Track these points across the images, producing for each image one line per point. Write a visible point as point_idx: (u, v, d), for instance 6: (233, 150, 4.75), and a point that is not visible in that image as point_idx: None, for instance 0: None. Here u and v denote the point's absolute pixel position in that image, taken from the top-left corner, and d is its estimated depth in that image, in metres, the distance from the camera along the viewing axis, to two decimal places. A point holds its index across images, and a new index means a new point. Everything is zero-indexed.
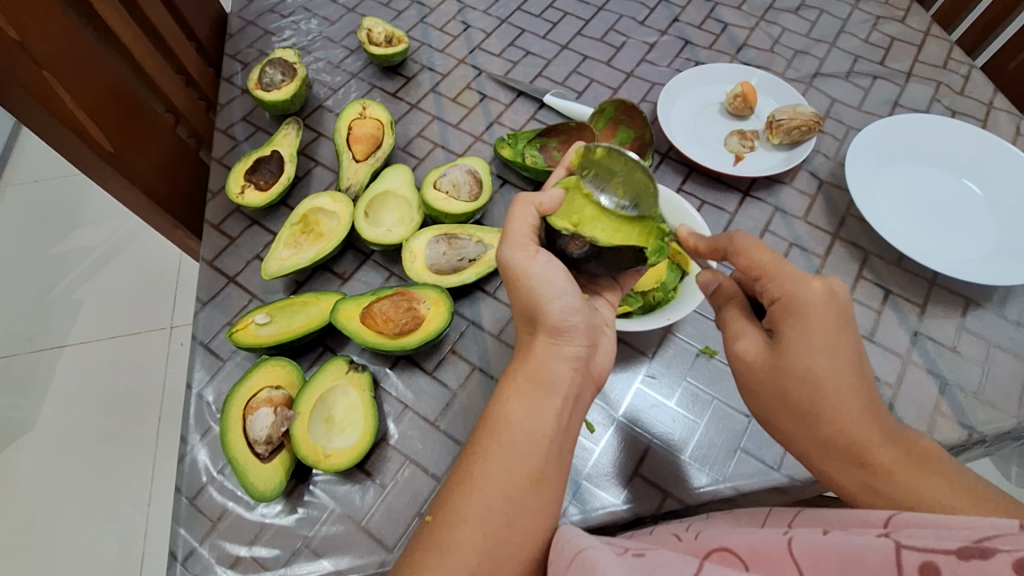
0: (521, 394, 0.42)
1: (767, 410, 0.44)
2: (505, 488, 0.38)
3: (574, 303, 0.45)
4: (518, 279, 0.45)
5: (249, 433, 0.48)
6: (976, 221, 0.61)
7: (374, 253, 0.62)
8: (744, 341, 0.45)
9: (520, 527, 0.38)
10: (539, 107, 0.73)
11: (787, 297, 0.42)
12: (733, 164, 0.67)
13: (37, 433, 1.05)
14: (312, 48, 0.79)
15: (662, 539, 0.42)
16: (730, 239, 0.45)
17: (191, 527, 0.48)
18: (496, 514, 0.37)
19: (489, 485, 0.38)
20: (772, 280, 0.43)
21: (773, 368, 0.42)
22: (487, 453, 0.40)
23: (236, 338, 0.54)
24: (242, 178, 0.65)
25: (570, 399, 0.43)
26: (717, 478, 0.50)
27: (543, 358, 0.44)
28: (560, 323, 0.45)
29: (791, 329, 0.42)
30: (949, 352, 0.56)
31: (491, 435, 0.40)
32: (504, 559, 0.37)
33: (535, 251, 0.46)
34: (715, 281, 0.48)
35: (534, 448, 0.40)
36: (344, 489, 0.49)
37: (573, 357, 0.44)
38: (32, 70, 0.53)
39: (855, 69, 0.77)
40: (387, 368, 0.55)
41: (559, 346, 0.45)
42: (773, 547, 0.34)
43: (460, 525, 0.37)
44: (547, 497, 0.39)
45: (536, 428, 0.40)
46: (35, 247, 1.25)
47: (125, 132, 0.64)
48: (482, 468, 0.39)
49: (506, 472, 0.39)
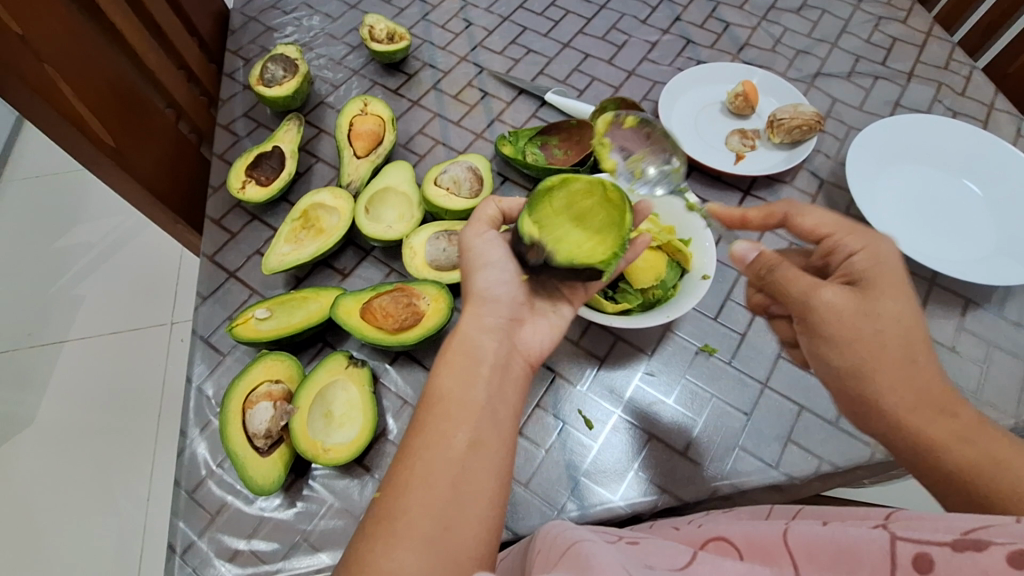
0: (452, 367, 0.42)
1: (857, 360, 0.40)
2: (447, 454, 0.38)
3: (506, 277, 0.48)
4: (468, 254, 0.49)
5: (247, 426, 0.49)
6: (977, 222, 0.61)
7: (374, 250, 0.62)
8: (826, 290, 0.41)
9: (465, 486, 0.37)
10: (541, 105, 0.73)
11: (869, 249, 0.42)
12: (733, 163, 0.67)
13: (37, 428, 1.05)
14: (314, 45, 0.79)
15: (660, 531, 0.43)
16: (790, 206, 0.46)
17: (190, 520, 0.48)
18: (441, 477, 0.37)
19: (430, 451, 0.38)
20: (843, 235, 0.43)
21: (857, 314, 0.40)
22: (426, 425, 0.39)
23: (236, 332, 0.54)
24: (243, 173, 0.65)
25: (496, 368, 0.44)
26: (715, 475, 0.50)
27: (469, 334, 0.45)
28: (485, 293, 0.47)
29: (880, 274, 0.41)
30: (949, 352, 0.56)
31: (428, 408, 0.40)
32: (456, 523, 0.35)
33: (485, 230, 0.49)
34: (753, 253, 0.45)
35: (466, 413, 0.40)
36: (342, 484, 0.49)
37: (495, 328, 0.46)
38: (33, 64, 0.54)
39: (856, 69, 0.77)
40: (387, 364, 0.55)
41: (482, 318, 0.46)
42: (769, 539, 0.33)
43: (408, 491, 0.36)
44: (489, 459, 0.38)
45: (468, 398, 0.40)
46: (35, 242, 1.26)
47: (126, 127, 0.64)
48: (422, 439, 0.38)
49: (445, 439, 0.38)
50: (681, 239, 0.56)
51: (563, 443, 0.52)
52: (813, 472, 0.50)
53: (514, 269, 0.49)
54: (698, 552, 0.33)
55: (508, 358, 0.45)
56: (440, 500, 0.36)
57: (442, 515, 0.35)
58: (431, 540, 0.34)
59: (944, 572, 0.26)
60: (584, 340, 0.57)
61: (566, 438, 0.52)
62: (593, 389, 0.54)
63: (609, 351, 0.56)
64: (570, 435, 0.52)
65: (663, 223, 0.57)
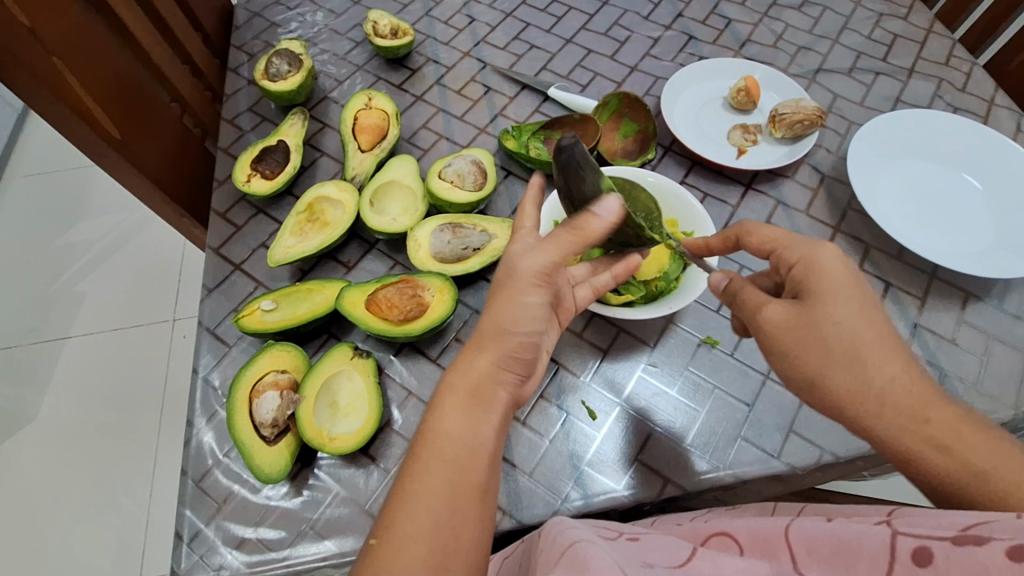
0: (460, 414, 0.38)
1: (806, 373, 0.41)
2: (449, 500, 0.35)
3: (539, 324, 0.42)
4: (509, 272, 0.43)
5: (254, 415, 0.49)
6: (978, 216, 0.61)
7: (379, 243, 0.62)
8: (768, 308, 0.42)
9: (463, 538, 0.34)
10: (544, 100, 0.74)
11: (806, 259, 0.42)
12: (735, 157, 0.67)
13: (40, 424, 1.06)
14: (318, 40, 0.79)
15: (662, 526, 0.43)
16: (741, 227, 0.47)
17: (197, 509, 0.48)
18: (439, 526, 0.34)
19: (430, 500, 0.35)
20: (785, 247, 0.44)
21: (798, 324, 0.41)
22: (428, 468, 0.36)
23: (243, 324, 0.55)
24: (248, 167, 0.65)
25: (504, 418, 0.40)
26: (717, 465, 0.50)
27: (483, 373, 0.40)
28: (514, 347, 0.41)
29: (823, 280, 0.41)
30: (948, 345, 0.57)
31: (430, 454, 0.37)
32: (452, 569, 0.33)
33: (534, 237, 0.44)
34: (727, 280, 0.46)
35: (473, 464, 0.37)
36: (348, 473, 0.50)
37: (512, 381, 0.41)
38: (40, 56, 0.54)
39: (857, 65, 0.77)
40: (391, 355, 0.55)
41: (503, 371, 0.41)
42: (770, 532, 0.34)
43: (405, 538, 0.33)
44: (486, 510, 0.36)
45: (475, 444, 0.38)
46: (38, 239, 1.26)
47: (131, 121, 0.65)
48: (424, 481, 0.36)
49: (449, 487, 0.35)
50: (685, 231, 0.58)
51: (566, 434, 0.52)
52: (814, 462, 0.50)
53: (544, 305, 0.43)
54: (697, 547, 0.34)
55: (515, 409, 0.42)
56: (438, 549, 0.33)
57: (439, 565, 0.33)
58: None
59: (946, 569, 0.27)
60: (587, 332, 0.57)
61: (570, 428, 0.52)
62: (597, 380, 0.55)
63: (612, 343, 0.57)
64: (573, 425, 0.52)
65: (666, 216, 0.59)
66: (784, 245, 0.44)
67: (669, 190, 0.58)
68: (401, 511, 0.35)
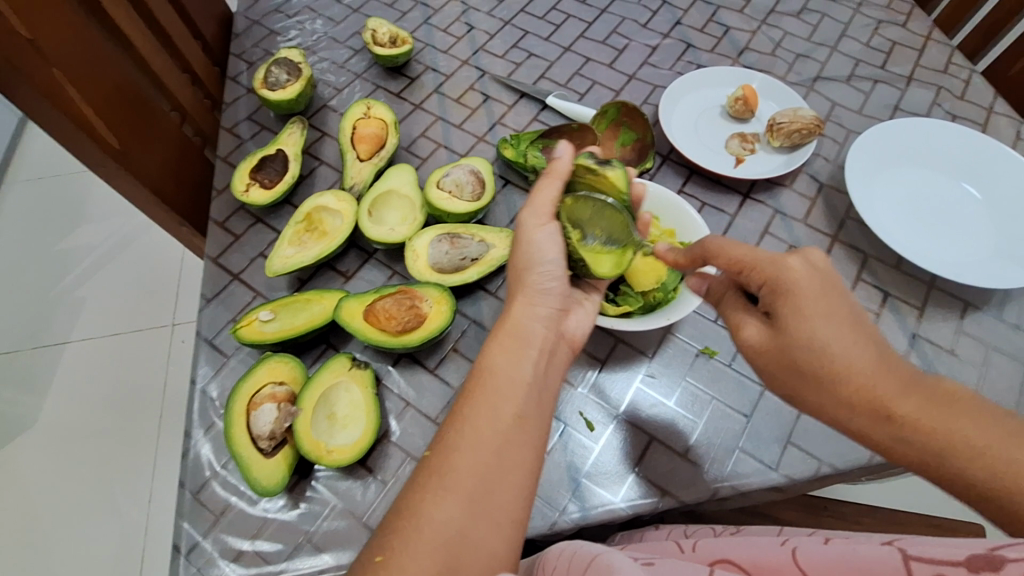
0: (504, 347, 0.45)
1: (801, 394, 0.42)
2: (495, 425, 0.40)
3: (555, 273, 0.49)
4: (520, 240, 0.50)
5: (252, 428, 0.49)
6: (977, 225, 0.61)
7: (377, 252, 0.62)
8: (744, 330, 0.44)
9: (508, 457, 0.40)
10: (542, 108, 0.74)
11: (770, 282, 0.42)
12: (734, 166, 0.67)
13: (41, 429, 1.06)
14: (317, 49, 0.80)
15: (667, 549, 0.43)
16: (704, 246, 0.46)
17: (195, 521, 0.48)
18: (487, 445, 0.39)
19: (478, 420, 0.40)
20: (751, 270, 0.43)
21: (772, 348, 0.43)
22: (475, 396, 0.42)
23: (240, 335, 0.54)
24: (247, 176, 0.65)
25: (546, 351, 0.46)
26: (716, 477, 0.50)
27: (520, 318, 0.47)
28: (537, 287, 0.49)
29: (787, 303, 0.41)
30: (947, 355, 0.57)
31: (478, 383, 0.43)
32: (496, 484, 0.39)
33: (544, 221, 0.50)
34: (706, 283, 0.50)
35: (516, 390, 0.42)
36: (345, 485, 0.50)
37: (546, 317, 0.48)
38: (41, 68, 0.54)
39: (856, 73, 0.77)
40: (389, 365, 0.55)
41: (534, 307, 0.48)
42: (776, 561, 0.33)
43: (454, 451, 0.39)
44: (530, 433, 0.41)
45: (517, 376, 0.43)
46: (39, 244, 1.26)
47: (132, 130, 0.65)
48: (474, 407, 0.41)
49: (494, 411, 0.41)
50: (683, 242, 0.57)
51: (565, 445, 0.52)
52: (812, 474, 0.50)
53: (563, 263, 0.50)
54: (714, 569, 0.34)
55: (557, 341, 0.47)
56: (484, 462, 0.39)
57: (486, 479, 0.38)
58: (474, 498, 0.37)
59: None
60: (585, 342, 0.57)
61: (568, 440, 0.52)
62: (594, 391, 0.55)
63: (609, 353, 0.57)
64: (571, 436, 0.52)
65: (664, 226, 0.59)
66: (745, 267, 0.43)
67: (669, 201, 0.59)
68: (452, 431, 0.40)
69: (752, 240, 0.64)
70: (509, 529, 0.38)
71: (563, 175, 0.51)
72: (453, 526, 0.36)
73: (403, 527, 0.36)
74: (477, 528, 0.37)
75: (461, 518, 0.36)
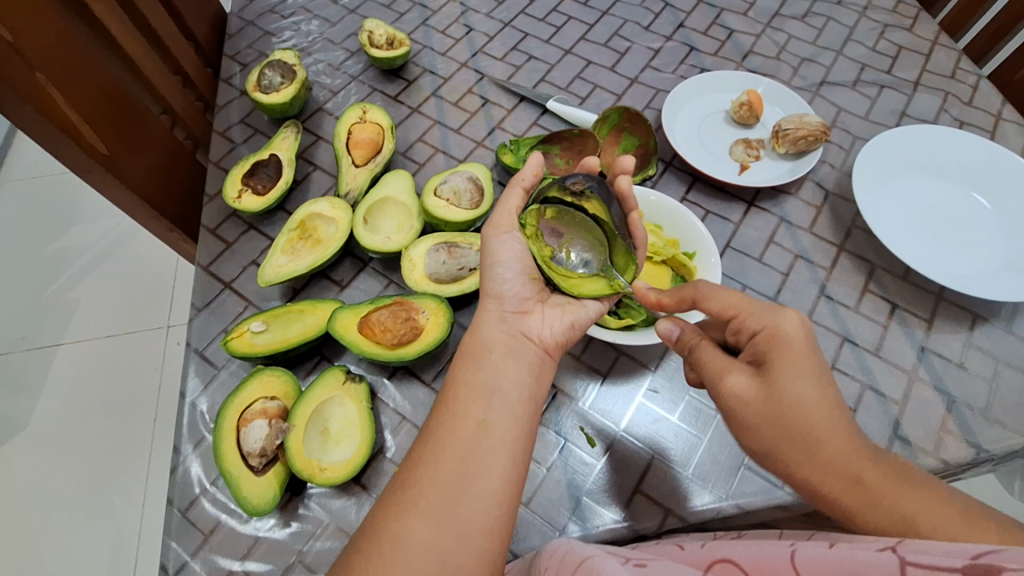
0: (462, 360, 0.43)
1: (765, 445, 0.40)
2: (457, 429, 0.39)
3: (512, 275, 0.48)
4: (486, 257, 0.49)
5: (242, 445, 0.47)
6: (987, 236, 0.60)
7: (373, 261, 0.61)
8: (732, 376, 0.41)
9: (474, 463, 0.37)
10: (543, 113, 0.72)
11: (769, 328, 0.41)
12: (738, 173, 0.66)
13: (31, 433, 1.03)
14: (313, 50, 0.78)
15: (664, 552, 0.40)
16: (697, 289, 0.46)
17: (183, 541, 0.47)
18: (449, 454, 0.38)
19: (444, 428, 0.39)
20: (747, 315, 0.43)
21: (761, 400, 0.40)
22: (440, 406, 0.41)
23: (230, 347, 0.53)
24: (239, 182, 0.64)
25: (506, 353, 0.44)
26: (720, 496, 0.49)
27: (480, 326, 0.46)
28: (496, 291, 0.48)
29: (780, 356, 0.40)
30: (956, 369, 0.55)
31: (443, 394, 0.41)
32: (463, 494, 0.36)
33: (505, 228, 0.49)
34: (677, 329, 0.46)
35: (477, 395, 0.41)
36: (339, 503, 0.48)
37: (500, 321, 0.46)
38: (25, 73, 0.52)
39: (861, 77, 0.76)
40: (385, 379, 0.54)
41: (491, 314, 0.46)
42: (776, 560, 0.31)
43: (419, 464, 0.38)
44: (497, 435, 0.39)
45: (499, 385, 0.42)
46: (31, 245, 1.24)
47: (120, 134, 0.63)
48: (438, 417, 0.40)
49: (460, 417, 0.39)
50: (686, 252, 0.56)
51: (565, 462, 0.51)
52: None
53: (521, 267, 0.48)
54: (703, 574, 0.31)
55: (521, 342, 0.45)
56: (450, 473, 0.37)
57: (452, 488, 0.36)
58: (437, 509, 0.35)
59: None
60: (586, 355, 0.56)
61: (568, 456, 0.51)
62: (595, 405, 0.53)
63: (611, 366, 0.55)
64: (572, 452, 0.51)
65: (666, 235, 0.57)
66: (746, 311, 0.43)
67: (672, 210, 0.57)
68: (417, 446, 0.39)
69: (757, 249, 0.63)
70: (482, 542, 0.35)
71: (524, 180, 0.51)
72: (420, 542, 0.34)
73: (370, 543, 0.35)
74: (447, 542, 0.34)
75: (428, 532, 0.35)
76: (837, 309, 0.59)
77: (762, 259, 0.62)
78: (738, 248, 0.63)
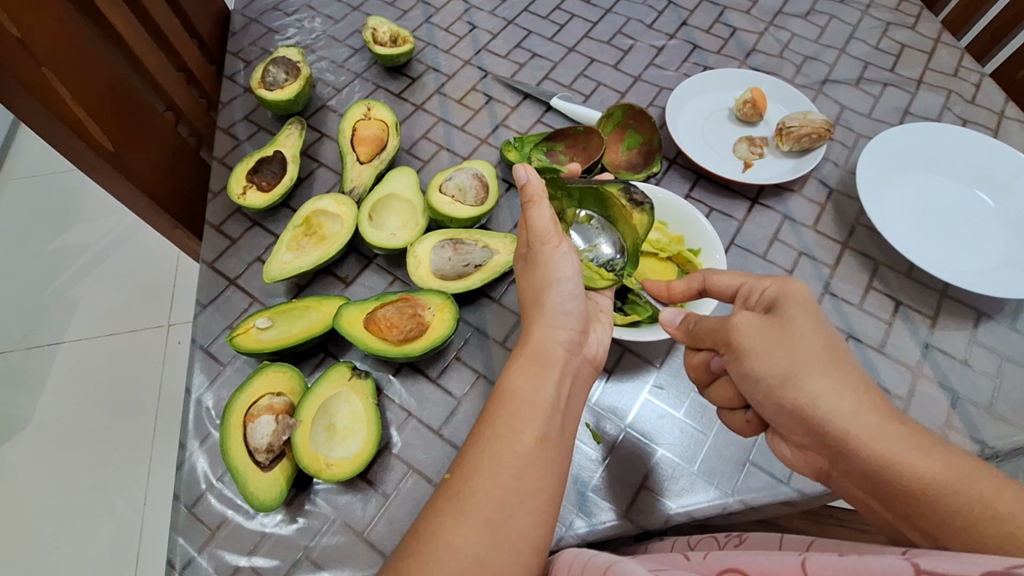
0: (524, 369, 0.43)
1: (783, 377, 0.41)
2: (515, 446, 0.38)
3: (575, 292, 0.47)
4: (544, 269, 0.47)
5: (249, 441, 0.48)
6: (991, 235, 0.60)
7: (378, 257, 0.61)
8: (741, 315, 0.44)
9: (529, 482, 0.38)
10: (546, 110, 0.72)
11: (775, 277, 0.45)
12: (742, 170, 0.66)
13: (32, 432, 1.03)
14: (316, 47, 0.78)
15: (669, 560, 0.39)
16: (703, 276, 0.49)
17: (190, 536, 0.47)
18: (506, 469, 0.38)
19: (499, 442, 0.39)
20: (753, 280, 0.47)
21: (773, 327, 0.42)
22: (496, 416, 0.40)
23: (237, 343, 0.53)
24: (244, 178, 0.64)
25: (566, 374, 0.44)
26: (725, 492, 0.49)
27: (543, 340, 0.45)
28: (559, 307, 0.46)
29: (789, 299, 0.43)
30: (960, 365, 0.55)
31: (498, 405, 0.41)
32: (517, 508, 0.37)
33: (556, 241, 0.47)
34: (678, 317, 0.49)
35: (537, 411, 0.40)
36: (345, 499, 0.48)
37: (568, 340, 0.45)
38: (30, 67, 0.52)
39: (864, 76, 0.76)
40: (391, 375, 0.54)
41: (555, 328, 0.45)
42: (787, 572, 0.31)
43: (474, 475, 0.37)
44: (553, 458, 0.39)
45: (538, 397, 0.41)
46: (33, 243, 1.24)
47: (124, 130, 0.63)
48: (494, 429, 0.39)
49: (515, 431, 0.39)
50: (691, 249, 0.56)
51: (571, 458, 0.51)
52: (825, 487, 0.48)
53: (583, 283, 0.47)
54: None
55: (578, 363, 0.45)
56: (505, 488, 0.37)
57: (506, 503, 0.37)
58: (492, 523, 0.36)
59: None
60: None
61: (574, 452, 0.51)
62: (601, 402, 0.53)
63: (616, 363, 0.55)
64: (577, 449, 0.51)
65: (671, 232, 0.57)
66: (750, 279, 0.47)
67: (677, 207, 0.57)
68: (472, 453, 0.39)
69: (761, 246, 0.63)
70: (529, 556, 0.36)
71: (542, 194, 0.48)
72: (472, 552, 0.35)
73: (421, 549, 0.35)
74: (497, 555, 0.35)
75: (481, 542, 0.35)
76: (841, 306, 0.59)
77: (766, 256, 0.62)
78: (742, 245, 0.63)
